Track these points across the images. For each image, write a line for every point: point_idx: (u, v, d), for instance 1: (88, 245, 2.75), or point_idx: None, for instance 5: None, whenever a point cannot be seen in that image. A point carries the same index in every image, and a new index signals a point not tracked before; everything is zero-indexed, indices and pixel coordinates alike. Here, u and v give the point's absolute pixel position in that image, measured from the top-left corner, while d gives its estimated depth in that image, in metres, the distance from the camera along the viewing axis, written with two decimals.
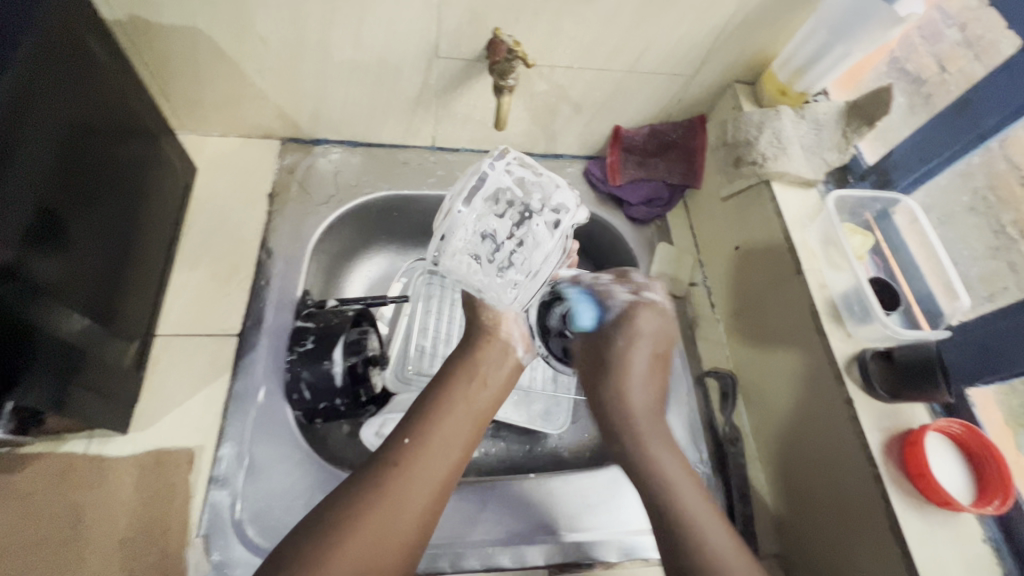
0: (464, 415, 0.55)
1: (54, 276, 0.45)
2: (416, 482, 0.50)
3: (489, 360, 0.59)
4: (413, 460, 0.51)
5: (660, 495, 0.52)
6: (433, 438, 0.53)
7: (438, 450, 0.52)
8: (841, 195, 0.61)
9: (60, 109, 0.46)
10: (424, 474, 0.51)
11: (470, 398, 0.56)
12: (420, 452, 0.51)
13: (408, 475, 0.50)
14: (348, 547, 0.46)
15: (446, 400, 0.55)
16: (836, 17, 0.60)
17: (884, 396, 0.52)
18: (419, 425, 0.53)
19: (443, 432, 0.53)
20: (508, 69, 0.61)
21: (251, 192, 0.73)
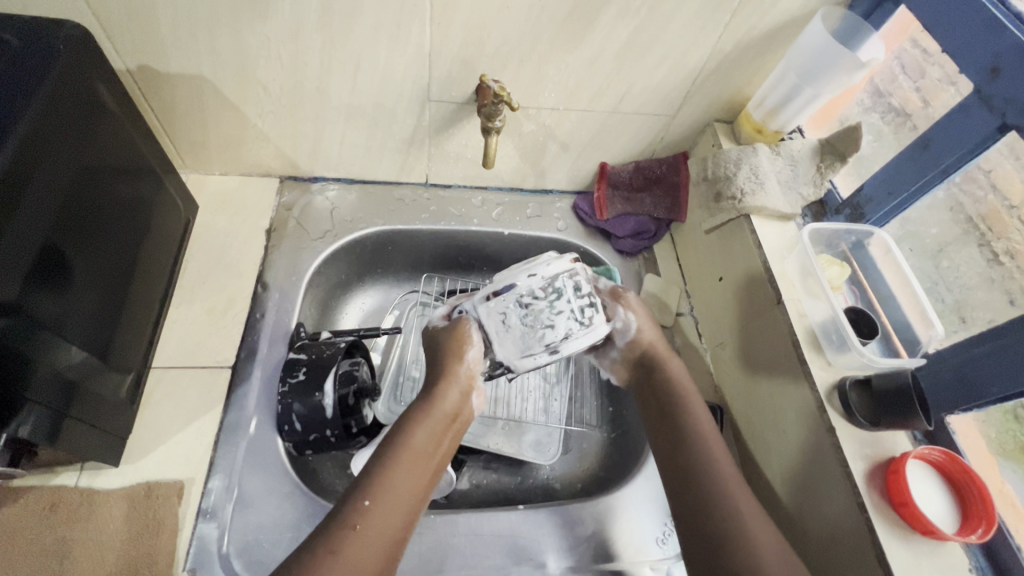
0: (424, 463, 0.55)
1: (57, 311, 0.47)
2: (373, 540, 0.48)
3: (452, 404, 0.59)
4: (372, 523, 0.49)
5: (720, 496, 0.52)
6: (390, 495, 0.51)
7: (395, 504, 0.51)
8: (816, 227, 0.63)
9: (71, 155, 0.49)
10: (378, 539, 0.48)
11: (431, 447, 0.56)
12: (375, 513, 0.49)
13: (364, 532, 0.48)
14: None
15: (403, 454, 0.54)
16: (803, 63, 0.65)
17: (865, 425, 0.54)
18: (379, 484, 0.51)
19: (401, 486, 0.52)
20: (494, 111, 0.64)
21: (250, 227, 0.75)
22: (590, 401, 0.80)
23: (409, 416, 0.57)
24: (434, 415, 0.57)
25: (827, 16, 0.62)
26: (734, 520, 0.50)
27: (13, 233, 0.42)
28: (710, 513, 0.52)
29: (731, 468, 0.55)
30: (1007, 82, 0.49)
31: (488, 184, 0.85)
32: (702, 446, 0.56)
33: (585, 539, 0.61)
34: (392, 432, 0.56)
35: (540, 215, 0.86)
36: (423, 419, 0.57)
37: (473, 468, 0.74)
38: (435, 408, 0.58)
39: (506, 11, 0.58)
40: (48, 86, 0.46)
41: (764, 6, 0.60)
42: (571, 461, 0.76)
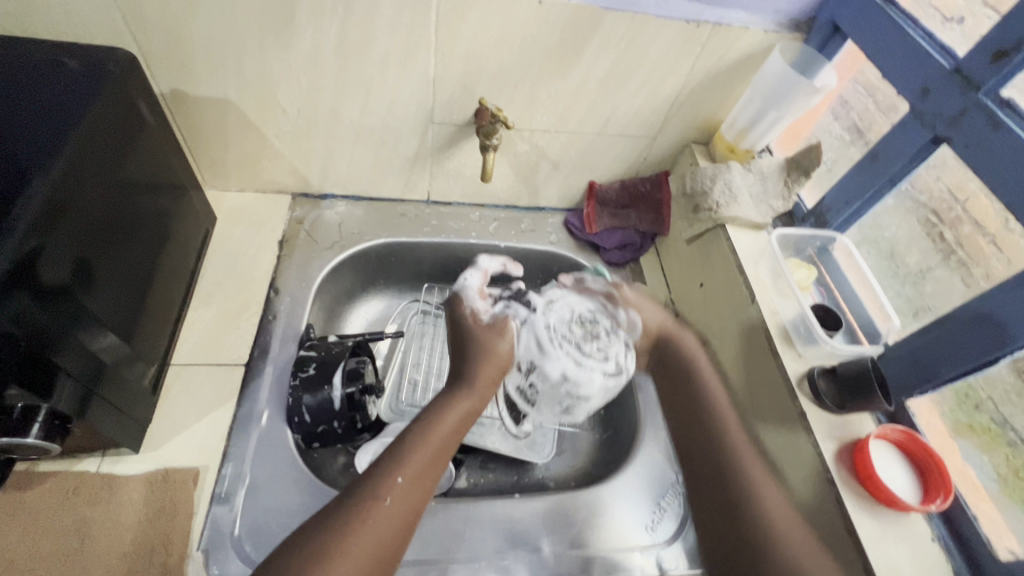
0: (448, 442, 0.57)
1: (95, 300, 0.51)
2: (402, 507, 0.49)
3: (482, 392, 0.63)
4: (401, 496, 0.50)
5: (747, 505, 0.53)
6: (419, 468, 0.53)
7: (422, 476, 0.53)
8: (783, 233, 0.71)
9: (116, 162, 0.55)
10: (403, 515, 0.49)
11: (458, 429, 0.59)
12: (404, 489, 0.51)
13: (397, 498, 0.50)
14: (336, 566, 0.43)
15: (435, 435, 0.56)
16: (767, 89, 0.73)
17: (833, 408, 0.58)
18: (411, 464, 0.53)
19: (428, 468, 0.54)
20: (491, 130, 0.71)
21: (264, 238, 0.81)
22: (586, 398, 0.71)
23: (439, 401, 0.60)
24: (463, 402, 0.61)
25: (784, 49, 0.71)
26: (779, 552, 0.49)
27: (66, 226, 0.47)
28: (759, 536, 0.51)
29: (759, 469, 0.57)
30: (936, 100, 0.56)
31: (485, 202, 0.92)
32: (737, 467, 0.57)
33: (578, 526, 0.64)
34: (425, 410, 0.59)
35: (534, 229, 0.92)
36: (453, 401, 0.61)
37: (470, 468, 0.77)
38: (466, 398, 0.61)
39: (502, 42, 0.66)
40: (101, 99, 0.52)
41: (729, 39, 0.69)
42: (566, 461, 0.80)
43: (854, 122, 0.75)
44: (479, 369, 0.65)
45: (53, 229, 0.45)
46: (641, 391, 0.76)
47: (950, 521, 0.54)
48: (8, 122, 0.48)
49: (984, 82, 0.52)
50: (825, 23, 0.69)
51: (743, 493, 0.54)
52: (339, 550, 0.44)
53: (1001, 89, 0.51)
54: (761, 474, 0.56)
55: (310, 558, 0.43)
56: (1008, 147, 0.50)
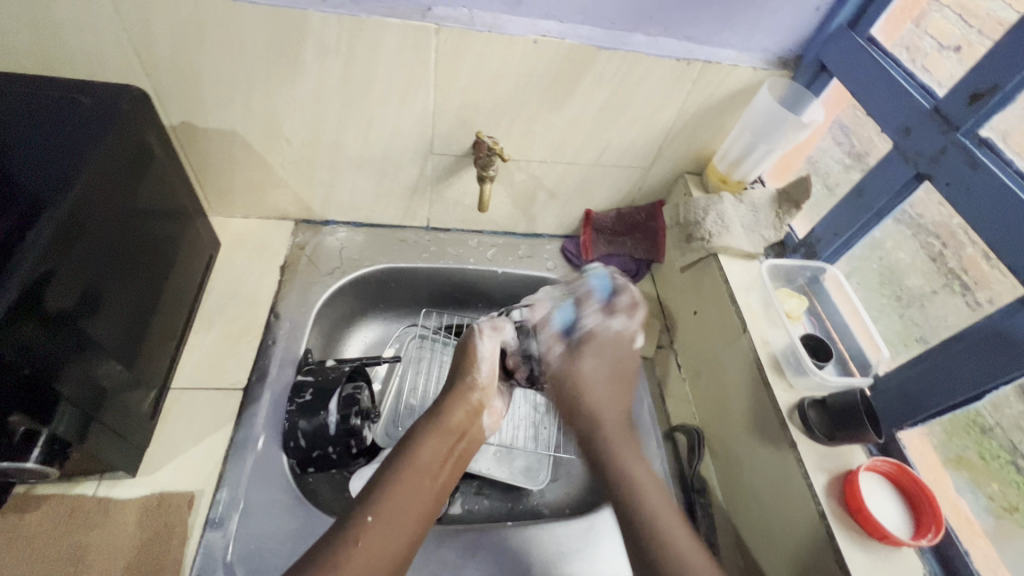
0: (425, 479, 0.57)
1: (99, 327, 0.53)
2: (374, 553, 0.50)
3: (457, 423, 0.63)
4: (373, 539, 0.51)
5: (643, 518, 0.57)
6: (392, 511, 0.53)
7: (397, 518, 0.53)
8: (774, 263, 0.72)
9: (126, 193, 0.57)
10: (378, 556, 0.50)
11: (436, 467, 0.59)
12: (375, 529, 0.51)
13: (367, 543, 0.50)
14: None
15: (410, 472, 0.57)
16: (756, 124, 0.75)
17: (822, 439, 0.59)
18: (382, 502, 0.53)
19: (404, 505, 0.54)
20: (488, 162, 0.73)
21: (266, 264, 0.83)
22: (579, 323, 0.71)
23: (415, 435, 0.61)
24: (438, 435, 0.61)
25: (773, 86, 0.73)
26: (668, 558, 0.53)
27: (74, 257, 0.49)
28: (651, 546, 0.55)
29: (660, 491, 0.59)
30: (918, 138, 0.58)
31: (484, 228, 0.94)
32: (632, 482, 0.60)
33: (570, 555, 0.64)
34: (400, 447, 0.59)
35: (531, 256, 0.94)
36: (430, 435, 0.61)
37: (465, 494, 0.77)
38: (442, 426, 0.62)
39: (499, 78, 0.69)
40: (114, 134, 0.55)
41: (718, 76, 0.71)
42: (560, 488, 0.80)
43: (853, 145, 0.75)
44: (452, 401, 0.65)
45: (62, 260, 0.47)
46: (636, 419, 0.76)
47: (941, 553, 0.54)
48: (24, 157, 0.50)
49: (963, 122, 0.53)
50: (812, 61, 0.71)
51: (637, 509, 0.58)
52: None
53: (978, 130, 0.53)
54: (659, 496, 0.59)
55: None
56: (987, 185, 0.51)
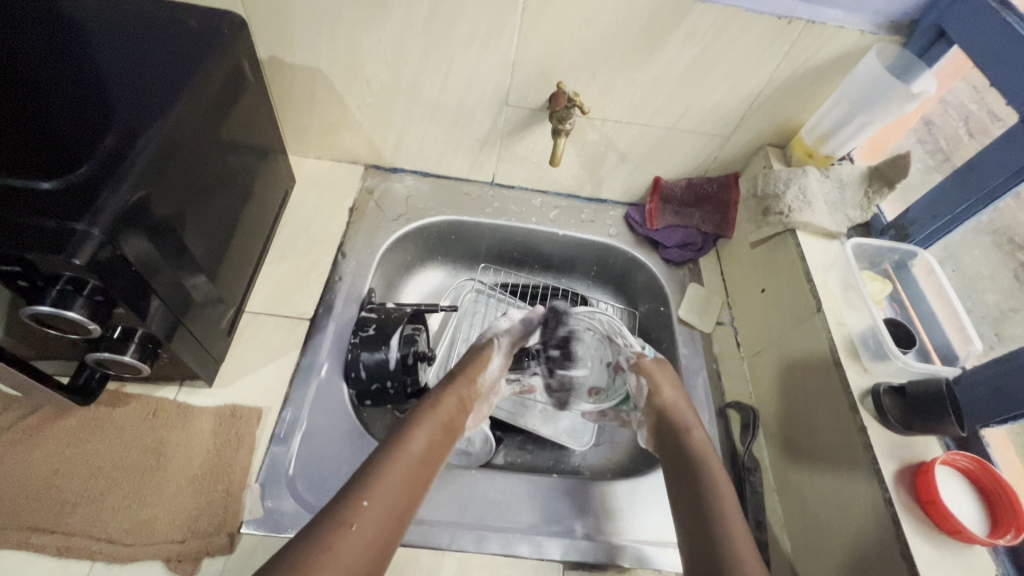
0: (415, 465, 0.55)
1: (191, 240, 0.56)
2: (364, 539, 0.48)
3: (446, 413, 0.61)
4: (368, 523, 0.49)
5: None
6: (384, 491, 0.51)
7: (389, 500, 0.51)
8: (859, 242, 0.68)
9: (222, 119, 0.59)
10: (351, 565, 0.46)
11: (426, 454, 0.57)
12: (369, 519, 0.49)
13: (355, 530, 0.48)
14: None
15: (399, 464, 0.54)
16: (858, 92, 0.70)
17: (897, 427, 0.56)
18: (376, 484, 0.51)
19: (397, 485, 0.52)
20: (566, 115, 0.71)
21: (337, 205, 0.85)
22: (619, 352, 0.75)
23: (409, 420, 0.59)
24: (426, 429, 0.58)
25: (884, 51, 0.68)
26: None
27: (176, 168, 0.51)
28: None
29: (747, 545, 0.53)
30: None
31: (548, 188, 0.93)
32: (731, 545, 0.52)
33: (613, 513, 0.64)
34: (391, 432, 0.58)
35: (594, 220, 0.92)
36: (422, 418, 0.59)
37: (508, 448, 0.79)
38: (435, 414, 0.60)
39: (585, 29, 0.67)
40: (213, 56, 0.56)
41: (821, 39, 0.66)
42: (603, 454, 0.80)
43: (939, 145, 0.75)
44: (444, 393, 0.63)
45: (160, 174, 0.49)
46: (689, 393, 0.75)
47: (1016, 555, 0.52)
48: (128, 68, 0.52)
49: None
50: (928, 28, 0.64)
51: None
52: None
53: None
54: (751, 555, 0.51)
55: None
56: None
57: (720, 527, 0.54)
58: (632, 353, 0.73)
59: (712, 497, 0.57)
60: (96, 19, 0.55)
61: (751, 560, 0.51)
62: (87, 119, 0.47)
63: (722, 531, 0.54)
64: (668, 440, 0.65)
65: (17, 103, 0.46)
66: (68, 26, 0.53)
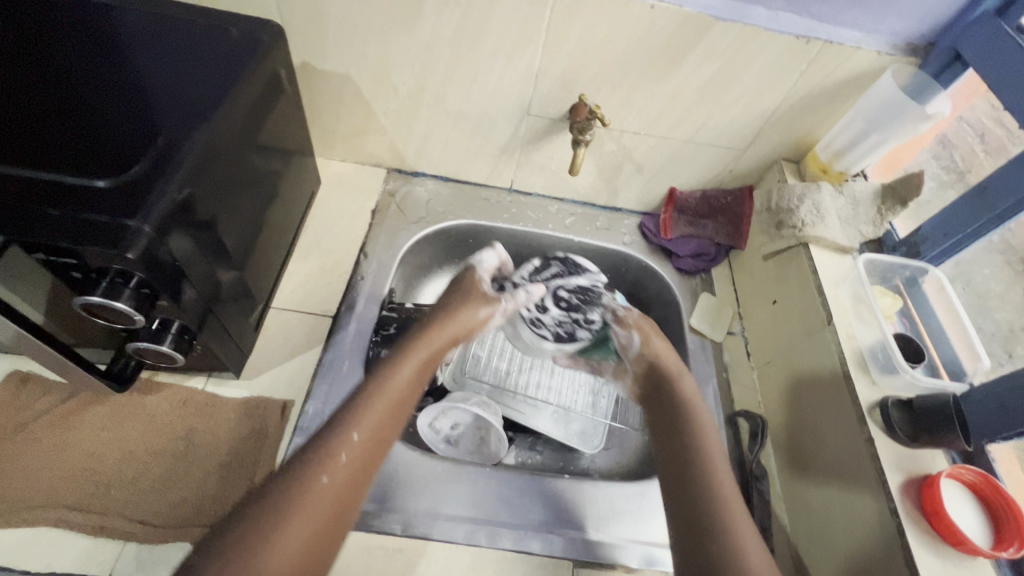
0: (401, 395, 0.60)
1: (226, 238, 0.58)
2: (349, 457, 0.53)
3: (432, 349, 0.66)
4: (355, 444, 0.54)
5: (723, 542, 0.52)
6: (371, 416, 0.56)
7: (374, 423, 0.56)
8: (871, 258, 0.68)
9: (259, 122, 0.62)
10: (340, 480, 0.51)
11: (410, 384, 0.62)
12: (360, 442, 0.54)
13: (341, 446, 0.53)
14: (297, 514, 0.47)
15: (383, 389, 0.59)
16: (873, 112, 0.72)
17: (905, 439, 0.57)
18: (364, 412, 0.56)
19: (383, 410, 0.57)
20: (587, 126, 0.74)
21: (360, 207, 0.88)
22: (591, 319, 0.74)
23: (396, 355, 0.64)
24: (410, 361, 0.63)
25: (899, 73, 0.70)
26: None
27: (217, 169, 0.54)
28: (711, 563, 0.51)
29: (737, 501, 0.56)
30: None
31: (564, 196, 0.95)
32: (714, 497, 0.56)
33: (622, 515, 0.66)
34: (380, 366, 0.62)
35: (609, 228, 0.94)
36: (409, 354, 0.64)
37: (519, 447, 0.80)
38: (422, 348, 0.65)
39: (608, 43, 0.69)
40: (253, 62, 0.59)
41: (837, 59, 0.68)
42: (612, 457, 0.82)
43: (956, 164, 0.76)
44: (430, 331, 0.68)
45: (204, 173, 0.51)
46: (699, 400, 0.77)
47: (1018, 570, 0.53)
48: (174, 72, 0.55)
49: None
50: (945, 50, 0.66)
51: (716, 526, 0.53)
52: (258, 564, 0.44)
53: None
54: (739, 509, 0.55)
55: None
56: None
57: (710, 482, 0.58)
58: (609, 306, 0.75)
59: (698, 454, 0.61)
60: (146, 26, 0.58)
61: (738, 512, 0.55)
62: (137, 123, 0.50)
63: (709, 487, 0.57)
64: (660, 395, 0.70)
65: (69, 107, 0.49)
66: (116, 34, 0.56)
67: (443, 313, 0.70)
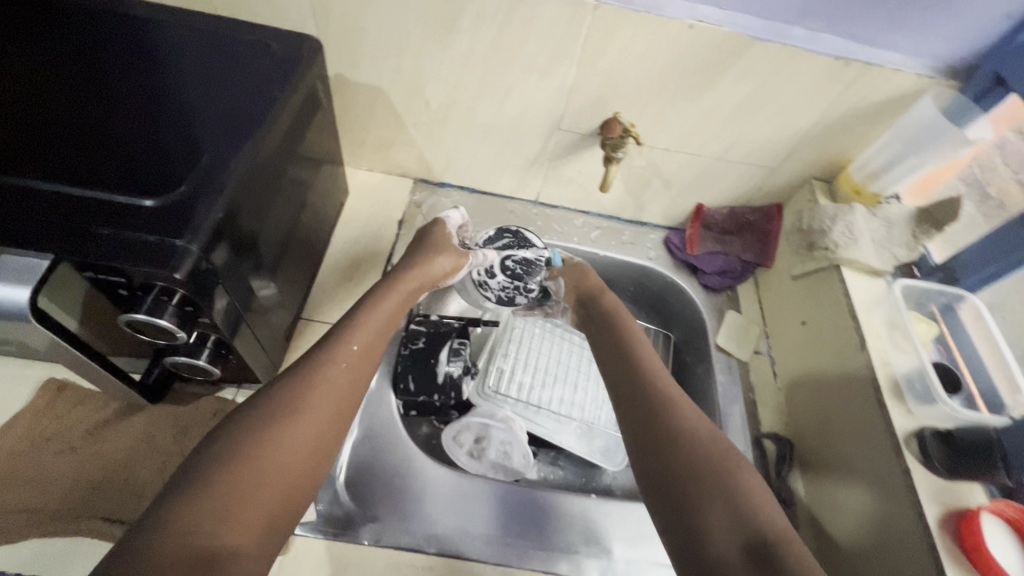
0: (386, 324, 0.64)
1: (262, 253, 0.59)
2: (344, 374, 0.57)
3: (411, 287, 0.70)
4: (351, 364, 0.58)
5: (711, 473, 0.55)
6: (361, 337, 0.60)
7: (366, 347, 0.60)
8: (908, 283, 0.68)
9: (296, 137, 0.62)
10: (339, 392, 0.55)
11: (392, 315, 0.66)
12: (355, 363, 0.58)
13: (336, 361, 0.57)
14: (303, 418, 0.52)
15: (370, 318, 0.63)
16: (910, 134, 0.70)
17: (942, 472, 0.57)
18: (357, 334, 0.60)
19: (370, 334, 0.62)
20: (619, 144, 0.74)
21: (386, 218, 0.88)
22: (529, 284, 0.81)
23: (376, 288, 0.68)
24: (393, 294, 0.68)
25: (939, 94, 0.69)
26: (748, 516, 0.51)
27: (258, 186, 0.54)
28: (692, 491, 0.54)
29: (710, 435, 0.59)
30: None
31: (590, 209, 0.94)
32: (689, 436, 0.59)
33: (649, 537, 0.65)
34: (363, 299, 0.66)
35: (634, 242, 0.94)
36: (389, 289, 0.68)
37: (541, 461, 0.82)
38: (402, 283, 0.69)
39: (644, 61, 0.68)
40: (293, 78, 0.59)
41: (876, 80, 0.67)
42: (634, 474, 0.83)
43: None
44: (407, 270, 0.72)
45: (247, 192, 0.51)
46: (726, 420, 0.76)
47: None
48: (216, 89, 0.55)
49: None
50: (988, 73, 0.65)
51: (697, 457, 0.56)
52: (262, 476, 0.47)
53: None
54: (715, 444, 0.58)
55: (183, 525, 0.41)
56: None
57: (680, 423, 0.60)
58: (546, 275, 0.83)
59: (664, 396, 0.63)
60: (188, 41, 0.59)
61: (710, 441, 0.58)
62: (181, 141, 0.50)
63: (681, 425, 0.60)
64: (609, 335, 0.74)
65: (117, 124, 0.49)
66: (161, 51, 0.57)
67: (420, 254, 0.74)
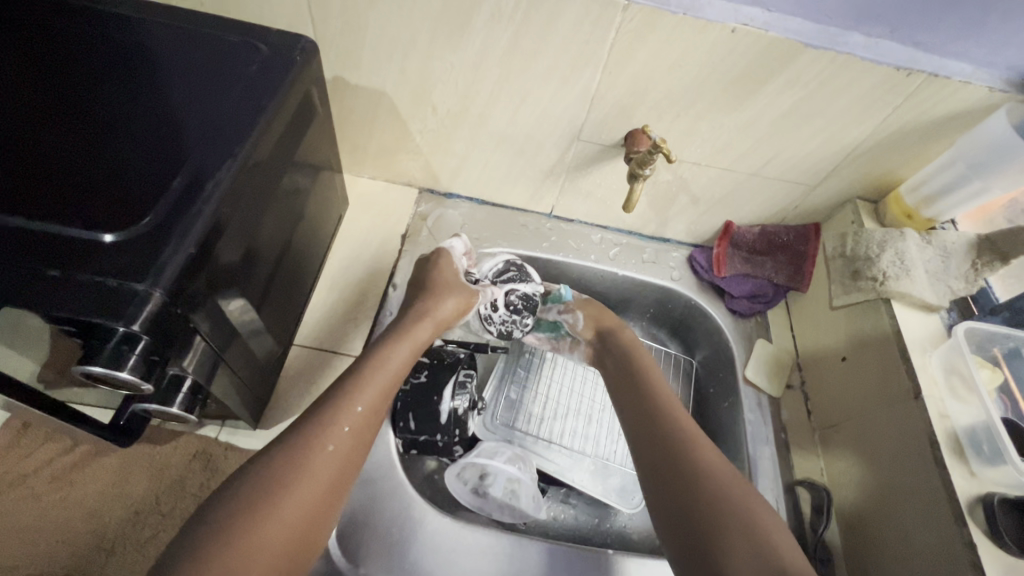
0: (394, 378, 0.58)
1: (249, 282, 0.52)
2: (349, 438, 0.51)
3: (422, 336, 0.64)
4: (356, 426, 0.52)
5: (727, 512, 0.50)
6: (369, 395, 0.54)
7: (373, 406, 0.54)
8: (972, 326, 0.60)
9: (288, 151, 0.56)
10: (341, 459, 0.50)
11: (403, 368, 0.60)
12: (359, 424, 0.52)
13: (340, 423, 0.51)
14: (298, 490, 0.46)
15: (378, 371, 0.57)
16: (978, 154, 0.63)
17: (1014, 550, 0.50)
18: (364, 391, 0.54)
19: (378, 390, 0.55)
20: (647, 159, 0.65)
21: (389, 231, 0.82)
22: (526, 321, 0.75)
23: (387, 335, 0.62)
24: (403, 344, 0.62)
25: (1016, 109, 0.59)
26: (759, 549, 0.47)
27: (242, 210, 0.47)
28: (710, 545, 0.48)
29: (726, 474, 0.54)
30: None
31: (609, 224, 0.87)
32: (708, 475, 0.53)
33: None
34: (372, 346, 0.60)
35: (656, 261, 0.87)
36: (399, 339, 0.62)
37: (552, 499, 0.75)
38: (413, 332, 0.63)
39: (677, 69, 0.61)
40: (283, 85, 0.52)
41: (941, 94, 0.59)
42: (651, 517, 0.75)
43: None
44: (414, 317, 0.65)
45: (228, 219, 0.45)
46: (755, 464, 0.70)
47: None
48: (193, 97, 0.49)
49: None
50: None
51: (717, 502, 0.51)
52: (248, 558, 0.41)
53: None
54: (734, 482, 0.53)
55: None
56: None
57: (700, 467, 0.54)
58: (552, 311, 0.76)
59: (686, 438, 0.57)
60: (163, 41, 0.52)
61: (724, 479, 0.53)
62: (150, 160, 0.44)
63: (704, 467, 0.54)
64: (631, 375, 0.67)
65: (78, 142, 0.43)
66: (133, 53, 0.50)
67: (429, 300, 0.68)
